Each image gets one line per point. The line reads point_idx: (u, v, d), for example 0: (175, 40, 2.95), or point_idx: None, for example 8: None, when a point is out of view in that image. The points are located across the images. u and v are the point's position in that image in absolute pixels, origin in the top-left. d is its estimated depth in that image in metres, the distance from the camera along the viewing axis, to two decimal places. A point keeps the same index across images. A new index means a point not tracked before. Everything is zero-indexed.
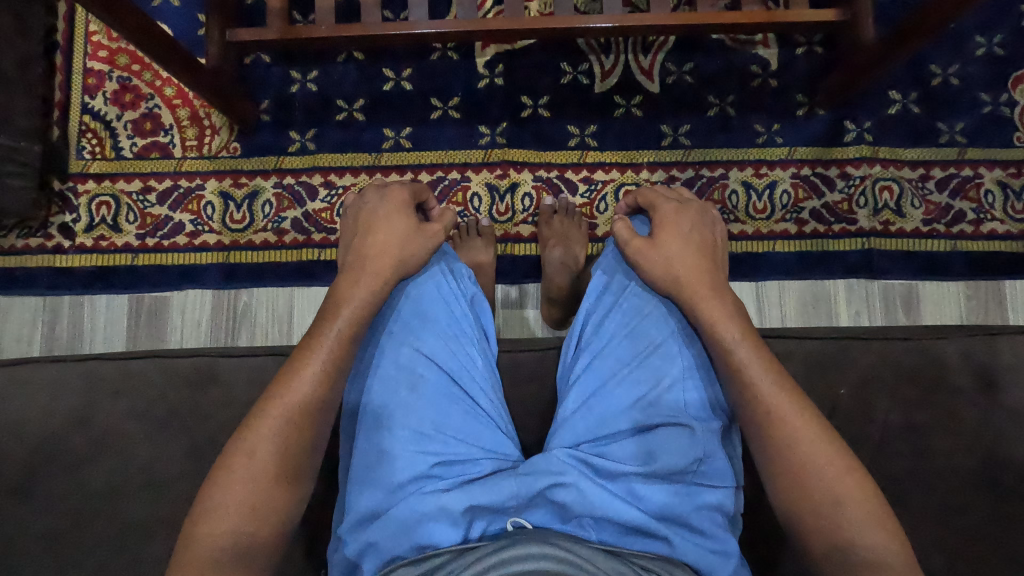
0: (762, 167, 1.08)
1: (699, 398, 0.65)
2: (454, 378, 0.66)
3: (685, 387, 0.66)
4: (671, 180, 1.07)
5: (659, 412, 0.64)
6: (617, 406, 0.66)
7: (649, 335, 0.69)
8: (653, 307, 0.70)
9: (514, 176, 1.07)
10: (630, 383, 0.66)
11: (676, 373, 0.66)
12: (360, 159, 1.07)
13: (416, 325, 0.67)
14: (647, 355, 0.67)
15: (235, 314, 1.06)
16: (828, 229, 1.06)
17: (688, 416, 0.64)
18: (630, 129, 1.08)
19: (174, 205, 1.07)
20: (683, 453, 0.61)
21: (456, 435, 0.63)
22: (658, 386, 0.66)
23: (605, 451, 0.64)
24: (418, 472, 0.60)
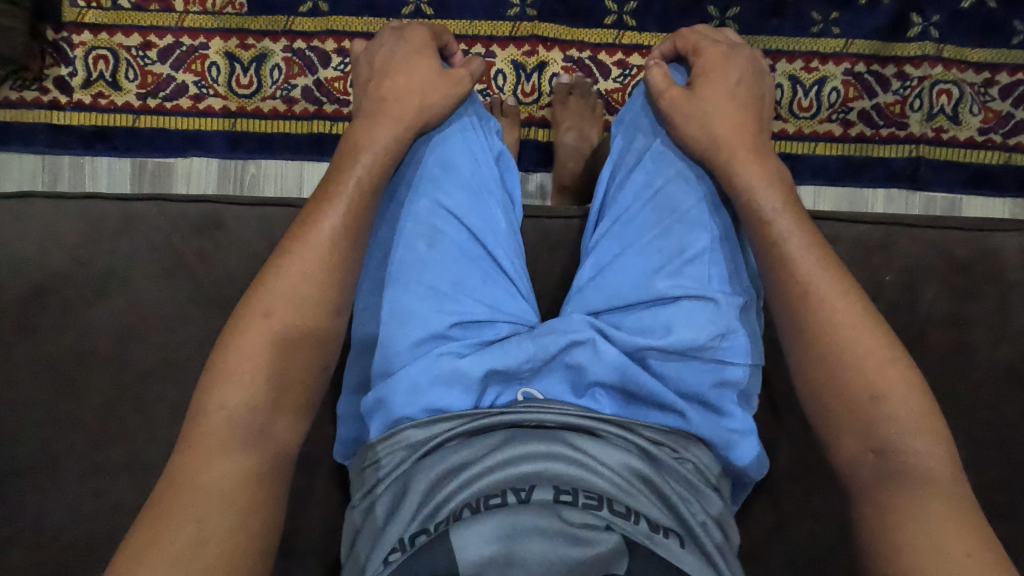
0: (813, 60, 0.99)
1: (727, 270, 0.61)
2: (475, 237, 0.62)
3: (716, 258, 0.61)
4: None
5: (683, 282, 0.60)
6: (637, 274, 0.62)
7: (678, 203, 0.63)
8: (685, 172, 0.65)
9: (543, 54, 0.99)
10: (652, 251, 0.62)
11: (709, 244, 0.61)
12: (377, 25, 0.98)
13: (437, 178, 0.63)
14: (674, 223, 0.63)
15: (242, 185, 1.01)
16: (875, 133, 0.99)
17: (716, 290, 0.60)
18: (673, 8, 0.99)
19: (177, 65, 0.99)
20: (705, 327, 0.58)
21: (471, 294, 0.60)
22: (685, 255, 0.61)
23: (622, 320, 0.61)
24: (433, 329, 0.58)
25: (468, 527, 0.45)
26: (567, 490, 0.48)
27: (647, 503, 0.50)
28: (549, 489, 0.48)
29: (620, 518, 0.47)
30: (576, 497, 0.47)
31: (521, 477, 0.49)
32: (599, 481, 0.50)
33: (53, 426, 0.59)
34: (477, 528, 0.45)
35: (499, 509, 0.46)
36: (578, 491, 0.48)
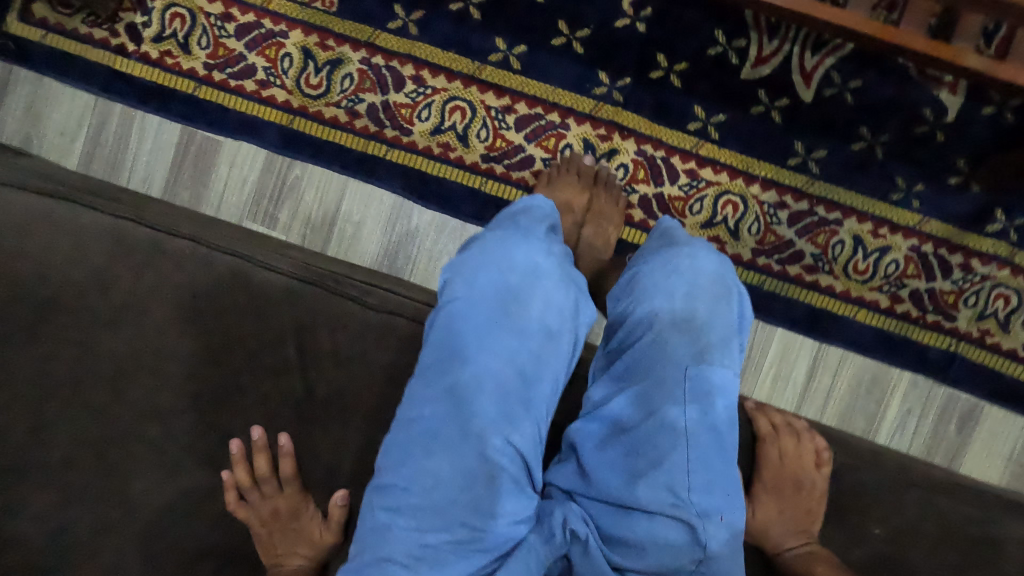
0: (883, 226, 0.95)
1: (710, 489, 0.60)
2: (525, 456, 0.62)
3: (700, 468, 0.60)
4: (782, 205, 0.96)
5: (662, 494, 0.59)
6: (615, 470, 0.62)
7: (660, 400, 0.63)
8: (672, 367, 0.64)
9: (617, 141, 0.96)
10: (629, 451, 0.62)
11: (694, 450, 0.61)
12: (461, 64, 0.95)
13: (511, 395, 0.62)
14: (655, 425, 0.62)
15: (282, 184, 0.99)
16: (921, 316, 0.96)
17: (693, 509, 0.58)
18: (759, 133, 0.95)
19: (251, 46, 0.96)
20: (680, 550, 0.58)
21: (507, 513, 0.59)
22: (660, 466, 0.60)
23: (605, 514, 0.61)
24: (443, 543, 0.58)
25: None
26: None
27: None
28: None
29: None
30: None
31: None
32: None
33: (44, 429, 0.60)
34: None
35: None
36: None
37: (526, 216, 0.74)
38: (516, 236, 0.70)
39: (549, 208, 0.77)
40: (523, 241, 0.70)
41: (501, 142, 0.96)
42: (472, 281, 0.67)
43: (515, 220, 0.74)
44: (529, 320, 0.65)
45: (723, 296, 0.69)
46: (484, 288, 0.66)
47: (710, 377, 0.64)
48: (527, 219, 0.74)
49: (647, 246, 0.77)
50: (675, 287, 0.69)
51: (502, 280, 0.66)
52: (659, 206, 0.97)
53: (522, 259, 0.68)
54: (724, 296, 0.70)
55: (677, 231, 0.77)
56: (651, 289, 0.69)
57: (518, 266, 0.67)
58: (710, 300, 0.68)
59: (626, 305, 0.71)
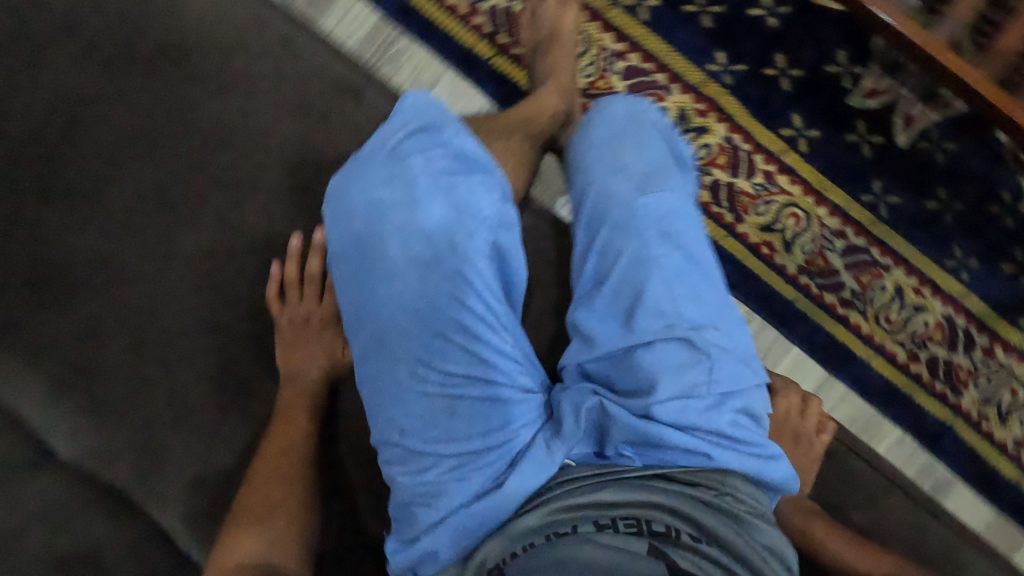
0: (926, 286, 0.98)
1: (696, 302, 0.62)
2: (472, 377, 0.62)
3: (679, 284, 0.62)
4: (840, 235, 0.98)
5: (656, 319, 0.61)
6: (608, 324, 0.63)
7: (630, 235, 0.64)
8: (620, 209, 0.66)
9: (710, 120, 0.97)
10: (614, 302, 0.64)
11: (672, 266, 0.63)
12: None
13: (416, 328, 0.62)
14: (628, 258, 0.64)
15: (383, 51, 1.00)
16: (930, 381, 0.99)
17: (685, 322, 0.61)
18: (842, 160, 0.97)
19: None
20: (687, 365, 0.59)
21: (484, 436, 0.60)
22: (642, 294, 0.62)
23: (613, 375, 0.62)
24: (437, 477, 0.59)
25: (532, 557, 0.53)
26: (609, 518, 0.55)
27: (714, 520, 0.56)
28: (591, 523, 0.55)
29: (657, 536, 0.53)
30: (614, 526, 0.54)
31: (565, 518, 0.56)
32: (648, 505, 0.56)
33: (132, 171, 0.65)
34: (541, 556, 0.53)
35: (542, 546, 0.54)
36: (615, 519, 0.55)
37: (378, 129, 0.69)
38: (376, 159, 0.66)
39: (418, 107, 0.69)
40: (378, 164, 0.66)
41: (603, 83, 0.97)
42: (349, 222, 0.65)
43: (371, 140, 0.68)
44: (408, 235, 0.65)
45: (643, 123, 0.72)
46: (362, 221, 0.65)
47: (658, 200, 0.66)
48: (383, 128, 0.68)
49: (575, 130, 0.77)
50: (595, 140, 0.72)
51: (376, 200, 0.65)
52: (727, 195, 0.98)
53: (384, 185, 0.66)
54: (647, 133, 0.72)
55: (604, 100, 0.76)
56: (581, 145, 0.73)
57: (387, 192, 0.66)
58: (635, 139, 0.71)
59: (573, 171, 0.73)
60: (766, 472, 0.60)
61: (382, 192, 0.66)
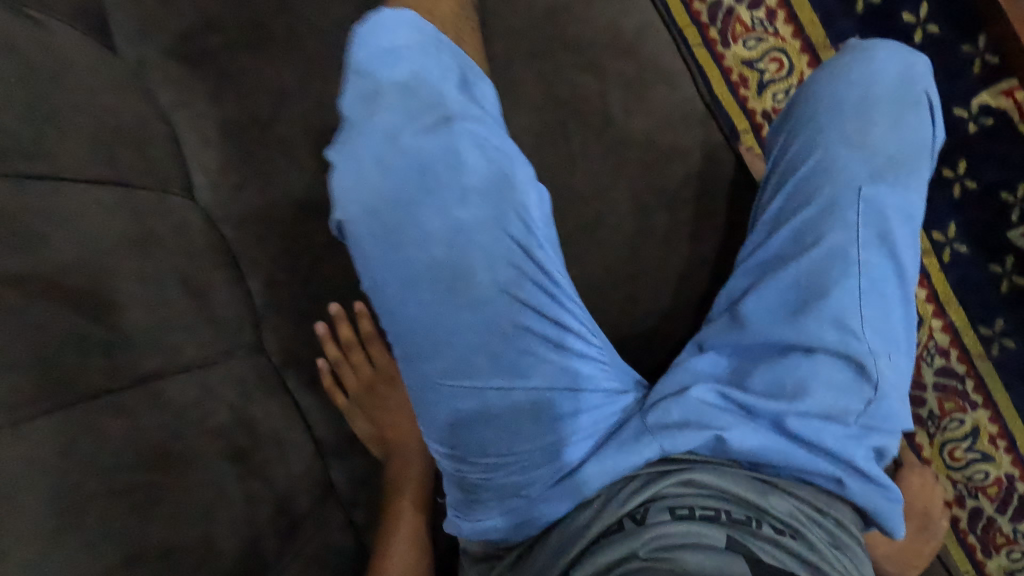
0: (1002, 438, 0.95)
1: (883, 321, 0.56)
2: (532, 389, 0.51)
3: (868, 300, 0.55)
4: (942, 353, 0.96)
5: (831, 325, 0.54)
6: (776, 304, 0.57)
7: (837, 222, 0.58)
8: (837, 194, 0.59)
9: None
10: (793, 292, 0.57)
11: (870, 277, 0.56)
12: (815, 33, 0.97)
13: (505, 354, 0.50)
14: (827, 245, 0.57)
15: None
16: (964, 530, 0.96)
17: (867, 344, 0.54)
18: (978, 285, 0.95)
19: None
20: (847, 385, 0.53)
21: (543, 451, 0.52)
22: (832, 293, 0.55)
23: (749, 372, 0.55)
24: (504, 490, 0.53)
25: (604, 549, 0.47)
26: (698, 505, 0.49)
27: (815, 534, 0.50)
28: (664, 509, 0.48)
29: (741, 533, 0.47)
30: (694, 513, 0.48)
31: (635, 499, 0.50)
32: (740, 501, 0.50)
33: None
34: (610, 551, 0.46)
35: (616, 535, 0.48)
36: (695, 506, 0.48)
37: (398, 88, 0.51)
38: (414, 138, 0.50)
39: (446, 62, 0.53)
40: (422, 138, 0.50)
41: None
42: (397, 214, 0.49)
43: (395, 97, 0.50)
44: (485, 224, 0.50)
45: (907, 105, 0.63)
46: (436, 221, 0.49)
47: (886, 198, 0.59)
48: (409, 90, 0.51)
49: (819, 79, 0.68)
50: (838, 109, 0.64)
51: (425, 180, 0.49)
52: None
53: (438, 169, 0.50)
54: (905, 119, 0.63)
55: (863, 61, 0.66)
56: (823, 105, 0.65)
57: (445, 176, 0.50)
58: (883, 122, 0.62)
59: (798, 128, 0.66)
60: (885, 516, 0.53)
61: (437, 180, 0.49)
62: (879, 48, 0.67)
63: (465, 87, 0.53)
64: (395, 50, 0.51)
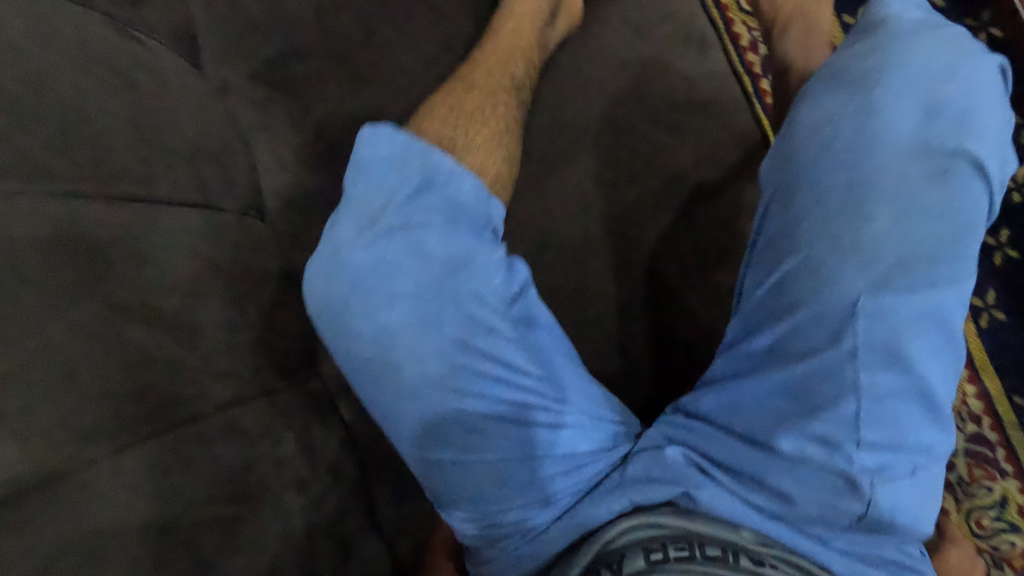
0: None
1: (884, 438, 0.47)
2: (475, 449, 0.51)
3: (867, 419, 0.47)
4: (975, 419, 0.95)
5: (814, 445, 0.48)
6: (763, 406, 0.51)
7: (830, 342, 0.49)
8: (837, 300, 0.49)
9: None
10: (781, 398, 0.50)
11: (871, 403, 0.47)
12: None
13: (464, 425, 0.51)
14: (816, 364, 0.49)
15: None
16: None
17: (858, 464, 0.47)
18: (1015, 353, 0.95)
19: None
20: (831, 495, 0.47)
21: (501, 506, 0.53)
22: (818, 409, 0.48)
23: (733, 459, 0.51)
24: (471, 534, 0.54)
25: None
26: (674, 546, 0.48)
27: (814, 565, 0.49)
28: (640, 550, 0.48)
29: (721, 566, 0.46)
30: (669, 555, 0.47)
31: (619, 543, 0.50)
32: (726, 532, 0.49)
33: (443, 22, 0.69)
34: None
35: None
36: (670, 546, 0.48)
37: (357, 202, 0.52)
38: (354, 251, 0.50)
39: (410, 168, 0.52)
40: (371, 249, 0.50)
41: None
42: (416, 312, 0.50)
43: (402, 202, 0.51)
44: (417, 328, 0.50)
45: (935, 170, 0.51)
46: (364, 328, 0.50)
47: (898, 305, 0.48)
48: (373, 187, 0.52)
49: (826, 107, 0.55)
50: (829, 179, 0.52)
51: (443, 279, 0.50)
52: None
53: (367, 283, 0.50)
54: (940, 175, 0.50)
55: (879, 84, 0.54)
56: (820, 168, 0.53)
57: (453, 283, 0.50)
58: (896, 196, 0.50)
59: (789, 194, 0.54)
60: None
61: (369, 294, 0.50)
62: (919, 49, 0.54)
63: (423, 192, 0.52)
64: (365, 160, 0.53)
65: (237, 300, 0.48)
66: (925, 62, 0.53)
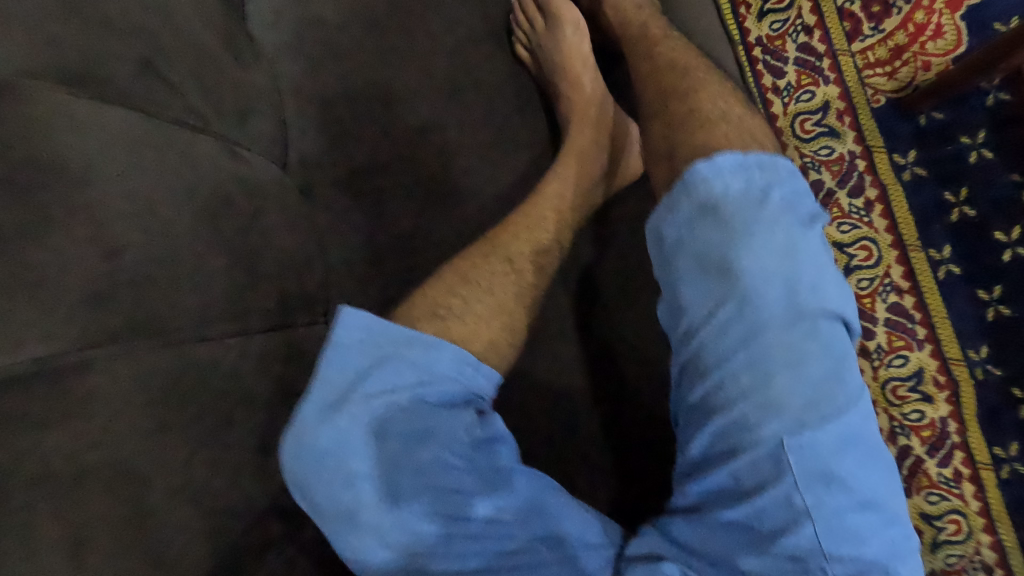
0: None
1: (863, 521, 0.50)
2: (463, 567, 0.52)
3: (826, 534, 0.49)
4: (988, 570, 0.93)
5: (789, 551, 0.49)
6: (727, 538, 0.51)
7: (775, 477, 0.50)
8: (768, 445, 0.51)
9: (940, 395, 0.96)
10: (736, 521, 0.51)
11: (826, 520, 0.49)
12: (907, 231, 1.00)
13: (451, 543, 0.52)
14: (769, 498, 0.50)
15: None
16: None
17: (829, 563, 0.49)
18: None
19: (800, 61, 1.03)
20: None
21: None
22: (776, 528, 0.50)
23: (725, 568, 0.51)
24: None
25: None
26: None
27: None
28: None
29: None
30: None
31: None
32: None
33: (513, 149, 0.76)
34: None
35: None
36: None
37: (319, 388, 0.55)
38: (314, 431, 0.53)
39: (357, 332, 0.57)
40: (335, 417, 0.53)
41: (868, 302, 0.99)
42: (382, 484, 0.53)
43: (380, 372, 0.56)
44: (392, 466, 0.53)
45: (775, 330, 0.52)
46: (343, 491, 0.52)
47: (816, 441, 0.50)
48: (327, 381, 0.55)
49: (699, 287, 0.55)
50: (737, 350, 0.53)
51: (407, 444, 0.54)
52: (911, 465, 0.96)
53: (339, 454, 0.53)
54: (804, 334, 0.52)
55: (735, 265, 0.54)
56: (734, 339, 0.53)
57: (420, 452, 0.54)
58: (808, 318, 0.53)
59: (714, 367, 0.54)
60: None
61: (344, 457, 0.53)
62: (764, 217, 0.54)
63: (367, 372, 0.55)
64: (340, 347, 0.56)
65: (277, 429, 0.54)
66: (785, 198, 0.56)
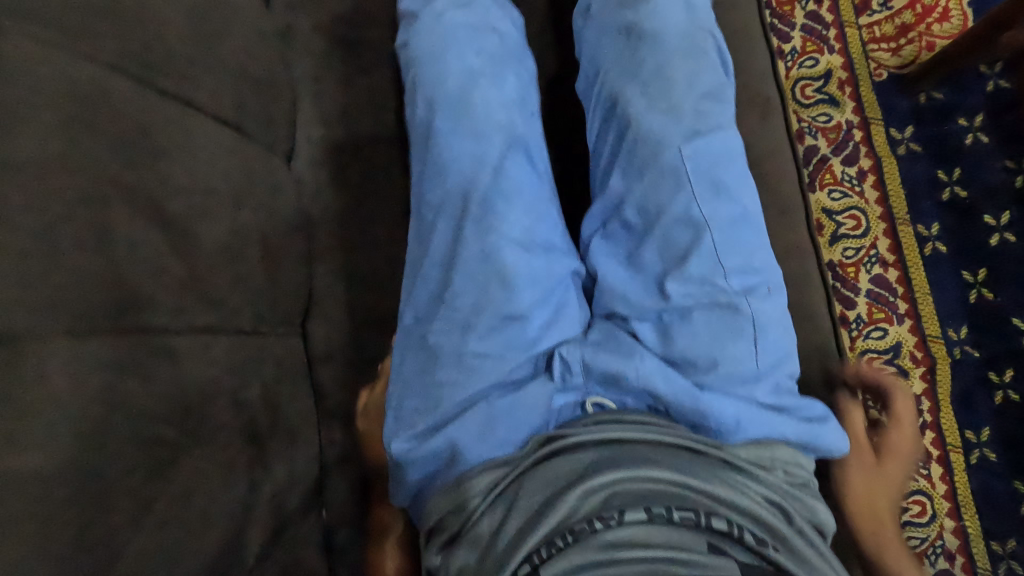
0: None
1: (756, 267, 0.49)
2: (493, 194, 0.51)
3: (722, 244, 0.49)
4: (949, 556, 0.89)
5: (690, 284, 0.48)
6: (629, 279, 0.51)
7: (674, 188, 0.50)
8: (670, 161, 0.51)
9: (915, 371, 0.94)
10: (643, 254, 0.51)
11: (721, 227, 0.49)
12: (897, 205, 0.99)
13: (495, 160, 0.51)
14: (671, 215, 0.50)
15: None
16: None
17: (730, 288, 0.48)
18: (999, 501, 0.90)
19: (806, 28, 1.04)
20: (721, 348, 0.47)
21: (493, 321, 0.49)
22: (677, 256, 0.49)
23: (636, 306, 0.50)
24: (450, 382, 0.48)
25: (610, 548, 0.40)
26: (663, 502, 0.42)
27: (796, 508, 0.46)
28: (640, 514, 0.41)
29: (726, 533, 0.41)
30: (671, 515, 0.41)
31: (604, 497, 0.43)
32: (693, 479, 0.44)
33: None
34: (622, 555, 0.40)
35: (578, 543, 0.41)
36: (673, 505, 0.42)
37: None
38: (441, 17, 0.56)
39: None
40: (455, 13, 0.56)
41: (851, 271, 0.97)
42: (467, 72, 0.54)
43: None
44: (484, 79, 0.53)
45: (681, 45, 0.53)
46: (454, 64, 0.54)
47: (709, 146, 0.51)
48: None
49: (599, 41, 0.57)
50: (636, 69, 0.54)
51: (511, 57, 0.55)
52: None
53: (443, 40, 0.55)
54: (693, 32, 0.54)
55: None
56: (633, 47, 0.54)
57: (494, 25, 0.56)
58: (696, 56, 0.53)
59: (597, 79, 0.56)
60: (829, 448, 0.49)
61: (450, 42, 0.55)
62: None
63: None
64: None
65: None
66: None
